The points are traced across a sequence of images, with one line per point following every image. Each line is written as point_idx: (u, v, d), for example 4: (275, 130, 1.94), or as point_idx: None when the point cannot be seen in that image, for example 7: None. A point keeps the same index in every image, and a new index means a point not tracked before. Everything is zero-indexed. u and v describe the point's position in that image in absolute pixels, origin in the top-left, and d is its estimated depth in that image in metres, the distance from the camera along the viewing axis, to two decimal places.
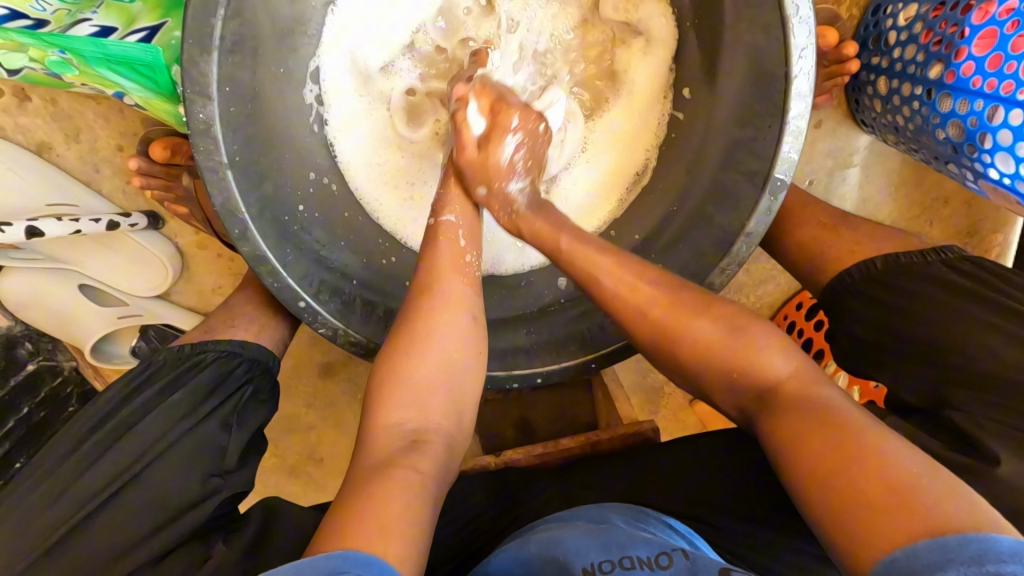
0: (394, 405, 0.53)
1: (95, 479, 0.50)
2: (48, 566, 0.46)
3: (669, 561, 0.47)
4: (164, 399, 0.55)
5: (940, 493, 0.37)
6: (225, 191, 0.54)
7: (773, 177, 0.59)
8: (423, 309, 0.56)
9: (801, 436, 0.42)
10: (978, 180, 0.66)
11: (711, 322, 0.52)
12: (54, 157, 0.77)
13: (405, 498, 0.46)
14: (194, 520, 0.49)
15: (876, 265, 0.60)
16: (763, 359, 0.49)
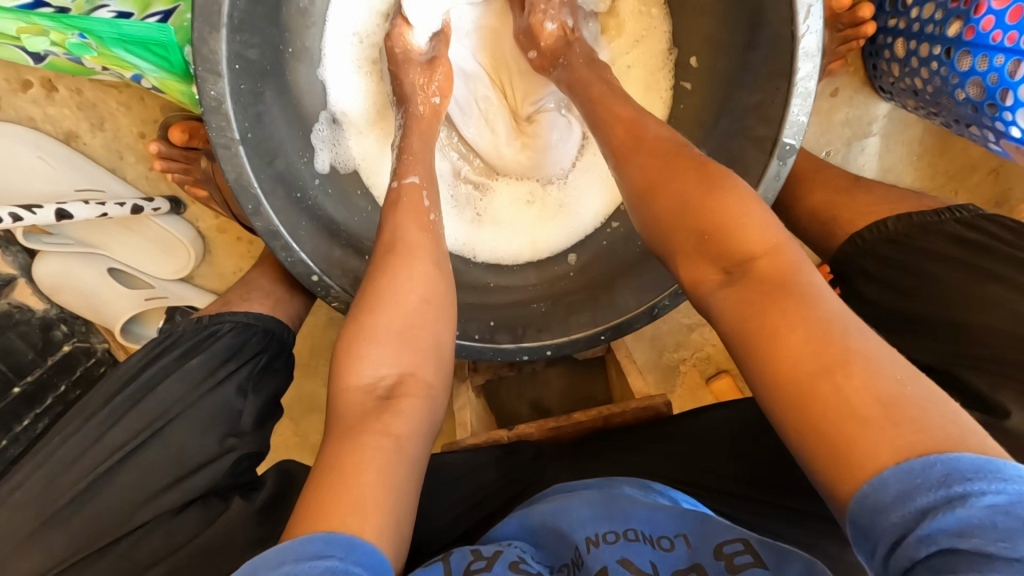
0: (363, 359, 0.49)
1: (121, 433, 0.53)
2: (77, 511, 0.49)
3: (671, 544, 0.46)
4: (182, 364, 0.57)
5: (922, 407, 0.32)
6: (237, 168, 0.55)
7: (780, 142, 0.58)
8: (389, 262, 0.53)
9: (771, 328, 0.37)
10: (999, 141, 0.64)
11: (688, 179, 0.46)
12: (81, 145, 0.81)
13: (375, 463, 0.43)
14: (210, 476, 0.52)
15: (889, 226, 0.58)
16: (740, 225, 0.43)
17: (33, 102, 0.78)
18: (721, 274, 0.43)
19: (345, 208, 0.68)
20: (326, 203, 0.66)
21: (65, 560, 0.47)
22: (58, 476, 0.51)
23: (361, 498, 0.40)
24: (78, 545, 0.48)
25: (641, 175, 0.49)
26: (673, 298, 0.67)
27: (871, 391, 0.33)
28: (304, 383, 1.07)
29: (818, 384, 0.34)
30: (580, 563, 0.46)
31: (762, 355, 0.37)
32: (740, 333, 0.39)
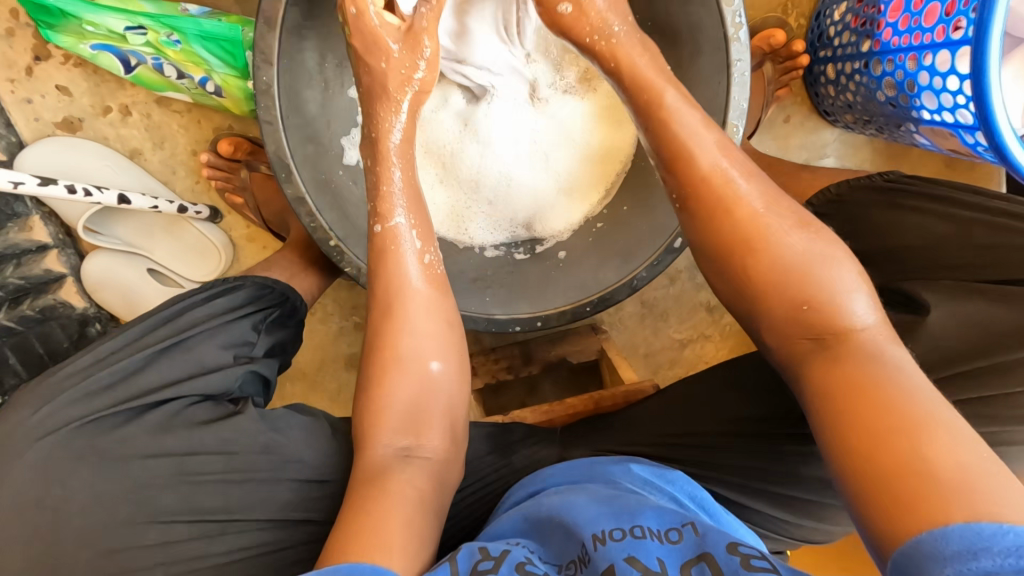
0: (388, 428, 0.56)
1: (155, 334, 0.58)
2: (104, 394, 0.53)
3: (678, 536, 0.48)
4: (212, 301, 0.64)
5: (988, 480, 0.37)
6: (277, 142, 0.67)
7: (728, 123, 0.70)
8: (393, 319, 0.59)
9: (856, 390, 0.44)
10: (919, 127, 0.74)
11: (796, 242, 0.52)
12: (142, 161, 0.94)
13: (399, 508, 0.49)
14: (226, 378, 0.58)
15: (831, 192, 0.72)
16: (842, 305, 0.49)
17: (109, 124, 0.93)
18: (811, 342, 0.49)
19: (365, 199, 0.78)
20: (348, 189, 0.77)
21: (81, 419, 0.50)
22: (92, 358, 0.55)
23: (391, 539, 0.46)
24: (96, 410, 0.51)
25: (729, 230, 0.54)
26: (649, 270, 0.79)
27: (950, 459, 0.38)
28: (311, 394, 1.12)
29: (897, 441, 0.40)
30: (588, 559, 0.47)
31: (845, 417, 0.44)
32: (829, 398, 0.46)
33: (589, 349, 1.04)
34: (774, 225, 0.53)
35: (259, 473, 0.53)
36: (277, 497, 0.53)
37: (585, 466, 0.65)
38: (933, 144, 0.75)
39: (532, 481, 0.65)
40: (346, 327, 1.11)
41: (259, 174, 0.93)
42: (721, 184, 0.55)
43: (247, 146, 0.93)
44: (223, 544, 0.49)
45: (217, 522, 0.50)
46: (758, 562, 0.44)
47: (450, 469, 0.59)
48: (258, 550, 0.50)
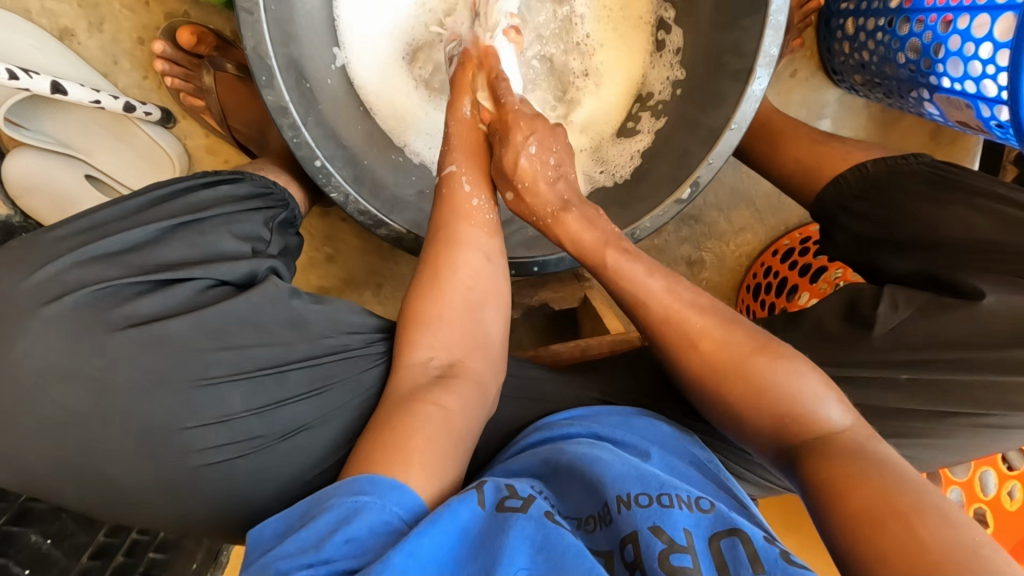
0: (421, 342, 0.55)
1: (160, 212, 0.53)
2: (126, 259, 0.49)
3: (708, 506, 0.42)
4: (218, 189, 0.59)
5: (997, 568, 0.32)
6: (256, 35, 0.57)
7: (755, 70, 0.66)
8: (439, 254, 0.59)
9: (847, 481, 0.39)
10: (933, 95, 0.73)
11: (743, 338, 0.51)
12: (75, 44, 0.79)
13: (432, 430, 0.46)
14: (250, 263, 0.53)
15: (868, 168, 0.70)
16: (794, 395, 0.47)
17: None
18: (778, 449, 0.47)
19: (333, 125, 0.70)
20: (323, 103, 0.69)
21: (99, 285, 0.46)
22: (92, 225, 0.50)
23: (414, 455, 0.44)
24: (112, 277, 0.47)
25: (703, 362, 0.51)
26: (654, 220, 0.73)
27: (953, 539, 0.34)
28: None
29: (893, 526, 0.35)
30: (609, 519, 0.42)
31: (817, 526, 0.40)
32: (813, 493, 0.41)
33: (573, 297, 1.01)
34: (743, 351, 0.50)
35: (295, 351, 0.51)
36: (316, 369, 0.52)
37: (621, 420, 0.58)
38: (941, 115, 0.76)
39: (553, 427, 0.57)
40: (317, 257, 1.03)
41: (226, 74, 0.80)
42: (673, 290, 0.55)
43: (212, 40, 0.81)
44: (268, 418, 0.49)
45: (262, 396, 0.49)
46: (801, 560, 0.38)
47: (489, 388, 0.56)
48: (297, 422, 0.50)
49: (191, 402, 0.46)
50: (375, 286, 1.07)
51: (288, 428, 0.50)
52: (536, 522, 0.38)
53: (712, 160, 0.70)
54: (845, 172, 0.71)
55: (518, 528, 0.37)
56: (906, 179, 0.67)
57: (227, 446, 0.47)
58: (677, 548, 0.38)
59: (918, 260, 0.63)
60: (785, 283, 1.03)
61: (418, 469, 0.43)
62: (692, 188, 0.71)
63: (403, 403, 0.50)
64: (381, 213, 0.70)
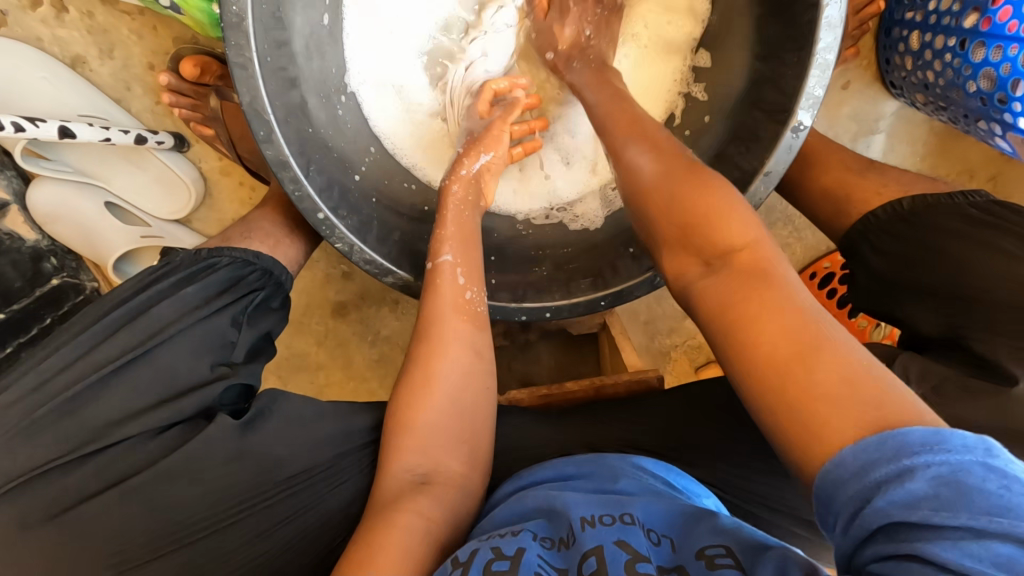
0: (409, 448, 0.52)
1: (109, 347, 0.48)
2: (64, 424, 0.45)
3: (658, 541, 0.41)
4: (177, 292, 0.52)
5: (875, 386, 0.33)
6: (252, 91, 0.54)
7: (796, 114, 0.59)
8: (426, 353, 0.56)
9: (736, 322, 0.40)
10: (1006, 133, 0.65)
11: (687, 183, 0.50)
12: (88, 72, 0.79)
13: (405, 537, 0.44)
14: (199, 400, 0.49)
15: (903, 205, 0.64)
16: (721, 220, 0.46)
17: (43, 22, 0.76)
18: (703, 266, 0.46)
19: (342, 165, 0.68)
20: (329, 145, 0.66)
21: (33, 471, 0.43)
22: (37, 380, 0.47)
23: (383, 560, 0.41)
24: (48, 457, 0.44)
25: (639, 182, 0.53)
26: None
27: (836, 370, 0.34)
28: (294, 340, 1.06)
29: (785, 366, 0.36)
30: (570, 542, 0.40)
31: (737, 342, 0.40)
32: (713, 321, 0.43)
33: (592, 323, 0.97)
34: (672, 168, 0.51)
35: (241, 497, 0.46)
36: (265, 510, 0.47)
37: (593, 457, 0.54)
38: (1014, 152, 0.67)
39: (522, 474, 0.55)
40: (333, 274, 1.04)
41: (231, 103, 0.78)
42: (659, 151, 0.54)
43: (217, 68, 0.78)
44: (212, 570, 0.44)
45: (202, 553, 0.44)
46: (727, 564, 0.38)
47: (474, 495, 0.53)
48: (252, 563, 0.46)
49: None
50: (392, 302, 1.06)
51: (247, 566, 0.46)
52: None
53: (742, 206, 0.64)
54: (878, 208, 0.66)
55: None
56: (951, 221, 0.60)
57: None
58: (643, 556, 0.38)
59: (943, 323, 0.58)
60: None
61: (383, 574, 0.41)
62: None
63: (384, 510, 0.48)
64: (390, 261, 0.67)
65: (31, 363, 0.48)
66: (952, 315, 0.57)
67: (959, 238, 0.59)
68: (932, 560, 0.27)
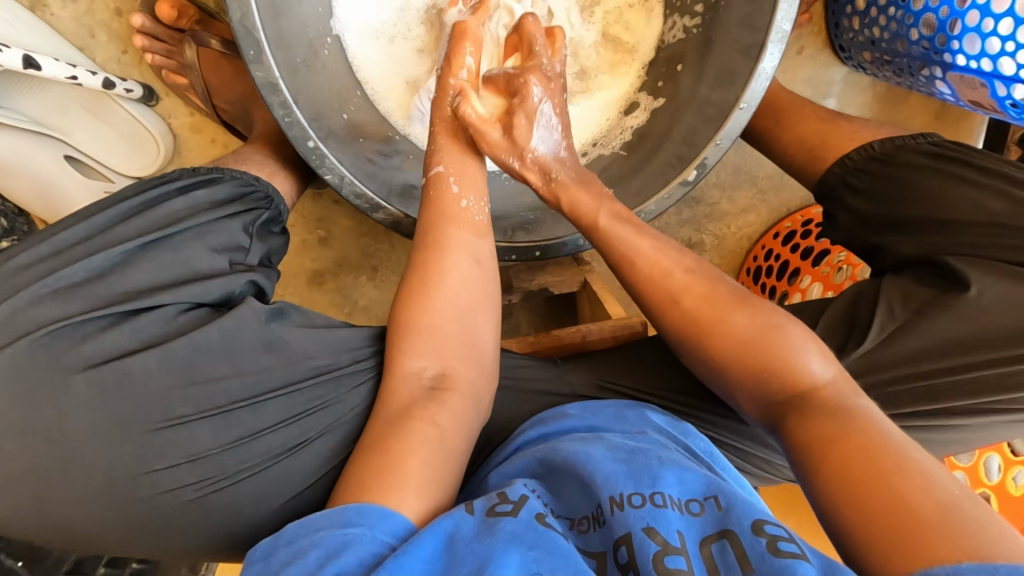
0: (413, 352, 0.51)
1: (128, 229, 0.48)
2: (86, 290, 0.44)
3: (700, 508, 0.41)
4: (188, 195, 0.52)
5: (974, 520, 0.32)
6: (243, 6, 0.54)
7: (767, 48, 0.63)
8: (425, 262, 0.55)
9: (831, 442, 0.40)
10: (946, 74, 0.71)
11: (745, 316, 0.50)
12: (48, 15, 0.75)
13: (424, 450, 0.43)
14: (223, 284, 0.48)
15: (875, 148, 0.70)
16: (794, 357, 0.46)
17: None
18: (780, 406, 0.46)
19: (329, 101, 0.67)
20: (316, 79, 0.66)
21: (55, 325, 0.42)
22: (54, 249, 0.46)
23: (407, 478, 0.41)
24: (77, 312, 0.43)
25: (684, 311, 0.52)
26: (658, 204, 0.71)
27: (927, 496, 0.34)
28: None
29: (871, 488, 0.36)
30: (603, 520, 0.41)
31: (822, 471, 0.39)
32: (801, 445, 0.42)
33: (574, 282, 0.98)
34: (727, 301, 0.51)
35: (272, 379, 0.47)
36: (294, 396, 0.48)
37: (616, 416, 0.57)
38: (953, 95, 0.74)
39: (547, 422, 0.57)
40: (309, 240, 1.01)
41: (209, 50, 0.75)
42: (666, 276, 0.54)
43: (194, 13, 0.77)
44: (242, 451, 0.45)
45: (236, 428, 0.45)
46: (790, 547, 0.36)
47: (483, 394, 0.53)
48: (282, 447, 0.47)
49: (159, 443, 0.42)
50: (370, 270, 1.04)
51: (276, 452, 0.47)
52: (527, 525, 0.37)
53: (719, 140, 0.68)
54: (851, 151, 0.71)
55: (504, 532, 0.37)
56: (919, 160, 0.66)
57: (197, 483, 0.43)
58: (672, 548, 0.37)
59: (920, 243, 0.63)
60: (787, 266, 1.02)
61: (413, 492, 0.40)
62: (696, 170, 0.69)
63: (392, 423, 0.46)
64: (380, 198, 0.67)
65: (47, 233, 0.47)
66: (927, 238, 0.63)
67: (930, 175, 0.65)
68: None
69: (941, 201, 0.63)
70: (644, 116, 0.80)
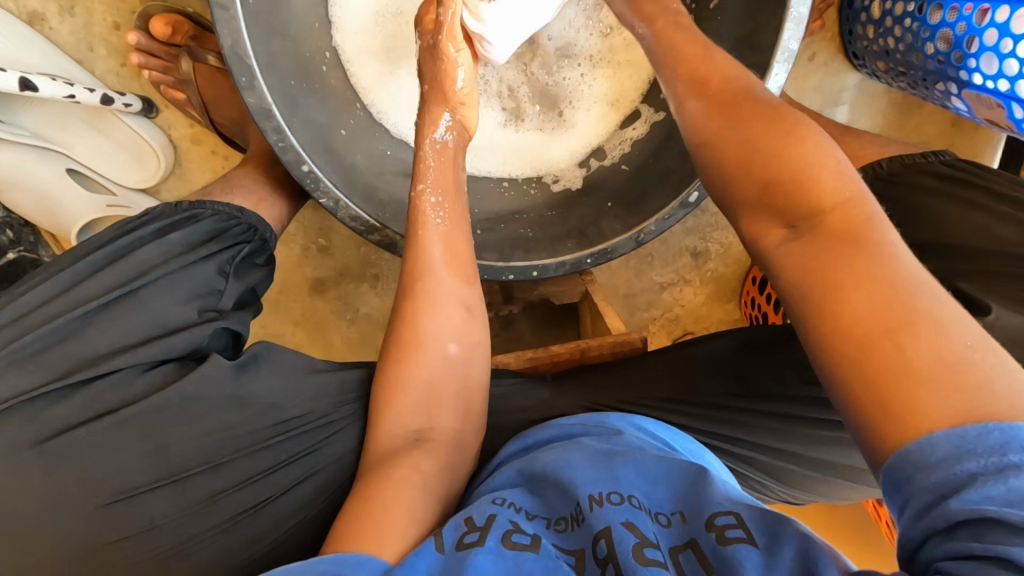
0: (399, 408, 0.52)
1: (94, 286, 0.48)
2: (47, 358, 0.44)
3: (668, 521, 0.40)
4: (160, 239, 0.52)
5: (981, 368, 0.30)
6: (234, 33, 0.53)
7: (772, 67, 0.61)
8: (411, 312, 0.54)
9: (838, 285, 0.35)
10: (962, 91, 0.68)
11: (767, 128, 0.44)
12: (46, 29, 0.75)
13: (402, 500, 0.44)
14: (185, 341, 0.48)
15: (883, 166, 0.70)
16: (812, 172, 0.40)
17: None
18: (786, 230, 0.41)
19: (327, 119, 0.67)
20: (311, 99, 0.65)
21: (16, 399, 0.42)
22: (16, 314, 0.46)
23: (384, 525, 0.41)
24: (39, 383, 0.43)
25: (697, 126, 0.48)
26: (658, 224, 0.70)
27: (933, 352, 0.31)
28: (270, 319, 1.03)
29: (878, 341, 0.32)
30: (582, 519, 0.40)
31: (824, 314, 0.35)
32: (800, 285, 0.38)
33: (575, 293, 0.97)
34: (744, 125, 0.45)
35: (239, 435, 0.48)
36: (259, 453, 0.49)
37: (592, 416, 0.55)
38: (968, 111, 0.71)
39: (527, 434, 0.56)
40: (310, 249, 1.01)
41: (206, 65, 0.76)
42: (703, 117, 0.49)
43: (189, 28, 0.76)
44: (204, 516, 0.45)
45: (194, 492, 0.45)
46: (737, 535, 0.36)
47: (467, 450, 0.53)
48: (247, 504, 0.47)
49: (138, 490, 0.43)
50: (371, 278, 1.04)
51: (238, 510, 0.47)
52: (495, 555, 0.37)
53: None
54: (859, 169, 0.72)
55: (477, 564, 0.36)
56: (923, 178, 0.66)
57: (154, 553, 0.43)
58: (650, 541, 0.37)
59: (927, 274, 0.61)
60: None
61: (391, 535, 0.40)
62: (697, 192, 0.68)
63: (376, 471, 0.48)
64: (378, 219, 0.67)
65: (4, 300, 0.47)
66: (935, 265, 0.60)
67: (935, 194, 0.64)
68: (992, 558, 0.26)
69: (945, 227, 0.61)
70: (647, 129, 0.79)
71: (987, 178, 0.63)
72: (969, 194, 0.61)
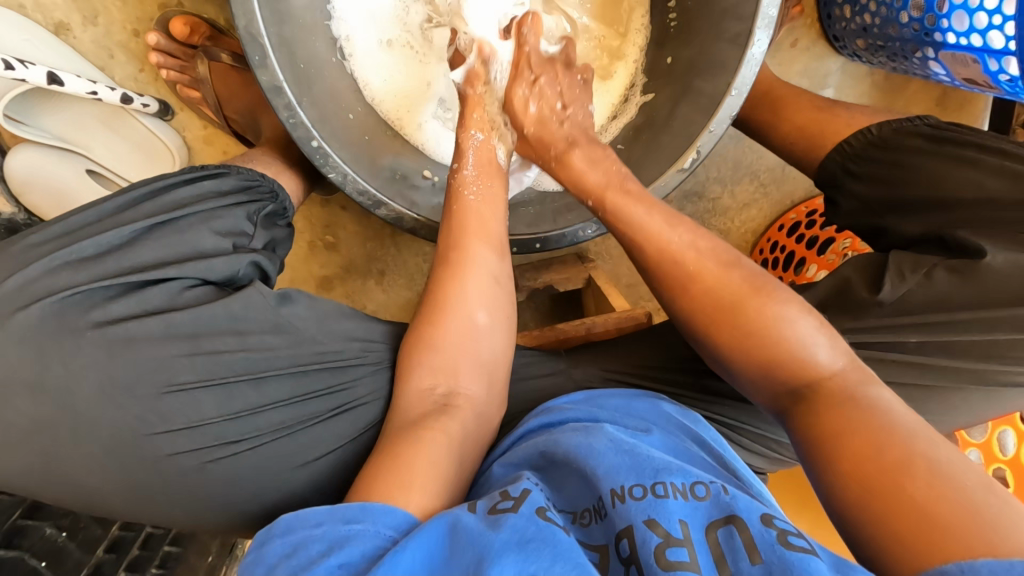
0: (426, 368, 0.53)
1: (138, 211, 0.51)
2: (101, 261, 0.47)
3: (706, 492, 0.38)
4: (194, 183, 0.56)
5: (991, 512, 0.32)
6: (248, 14, 0.57)
7: (754, 33, 0.65)
8: (444, 276, 0.57)
9: (844, 434, 0.39)
10: (938, 53, 0.71)
11: (750, 292, 0.49)
12: (71, 39, 0.80)
13: (431, 459, 0.45)
14: (224, 264, 0.51)
15: (873, 131, 0.69)
16: (800, 343, 0.46)
17: None
18: (785, 398, 0.45)
19: (333, 102, 0.70)
20: (319, 82, 0.68)
21: (67, 292, 0.45)
22: (66, 229, 0.48)
23: (410, 480, 0.42)
24: (85, 282, 0.45)
25: (679, 287, 0.52)
26: (656, 193, 0.72)
27: (946, 493, 0.33)
28: None
29: (888, 484, 0.35)
30: (604, 513, 0.39)
31: (837, 465, 0.38)
32: (810, 443, 0.41)
33: (578, 279, 0.99)
34: (734, 289, 0.49)
35: (278, 357, 0.50)
36: (296, 376, 0.51)
37: (630, 398, 0.56)
38: (947, 75, 0.75)
39: (550, 411, 0.54)
40: (318, 244, 1.03)
41: (220, 64, 0.80)
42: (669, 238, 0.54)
43: (205, 30, 0.81)
44: (242, 423, 0.48)
45: (237, 402, 0.48)
46: (801, 542, 0.34)
47: (489, 412, 0.54)
48: (280, 424, 0.50)
49: (163, 407, 0.45)
50: (378, 274, 1.06)
51: (274, 428, 0.50)
52: (527, 517, 0.36)
53: (713, 128, 0.69)
54: (850, 137, 0.71)
55: (509, 525, 0.35)
56: (913, 139, 0.66)
57: (193, 452, 0.46)
58: (675, 539, 0.35)
59: (921, 221, 0.62)
60: (792, 257, 1.02)
61: (416, 492, 0.41)
62: (692, 156, 0.70)
63: (405, 431, 0.49)
64: (378, 193, 0.69)
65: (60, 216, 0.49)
66: (926, 212, 0.62)
67: (928, 155, 0.64)
68: None
69: (939, 181, 0.62)
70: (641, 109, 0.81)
71: (971, 135, 0.64)
72: (960, 152, 0.63)
